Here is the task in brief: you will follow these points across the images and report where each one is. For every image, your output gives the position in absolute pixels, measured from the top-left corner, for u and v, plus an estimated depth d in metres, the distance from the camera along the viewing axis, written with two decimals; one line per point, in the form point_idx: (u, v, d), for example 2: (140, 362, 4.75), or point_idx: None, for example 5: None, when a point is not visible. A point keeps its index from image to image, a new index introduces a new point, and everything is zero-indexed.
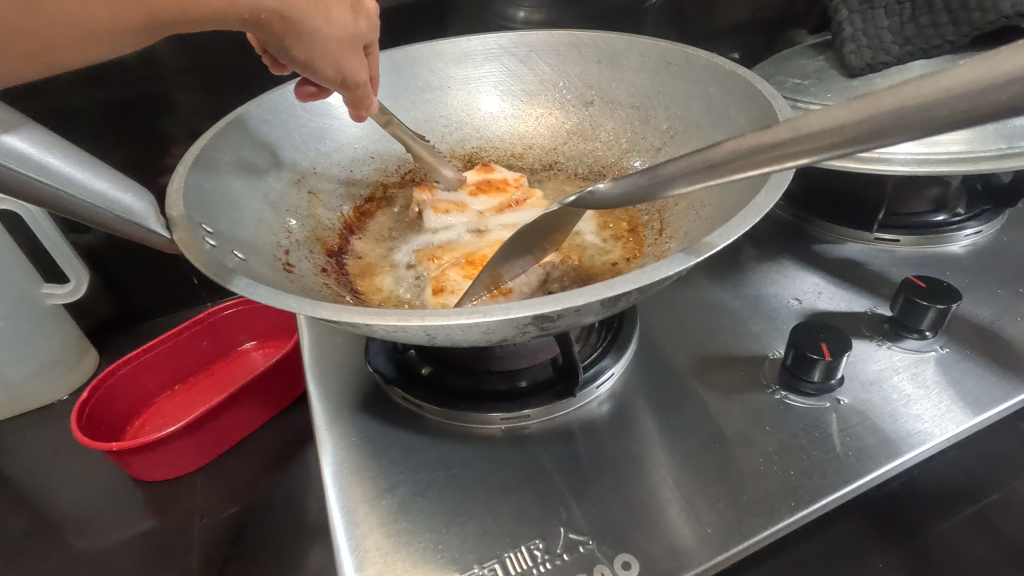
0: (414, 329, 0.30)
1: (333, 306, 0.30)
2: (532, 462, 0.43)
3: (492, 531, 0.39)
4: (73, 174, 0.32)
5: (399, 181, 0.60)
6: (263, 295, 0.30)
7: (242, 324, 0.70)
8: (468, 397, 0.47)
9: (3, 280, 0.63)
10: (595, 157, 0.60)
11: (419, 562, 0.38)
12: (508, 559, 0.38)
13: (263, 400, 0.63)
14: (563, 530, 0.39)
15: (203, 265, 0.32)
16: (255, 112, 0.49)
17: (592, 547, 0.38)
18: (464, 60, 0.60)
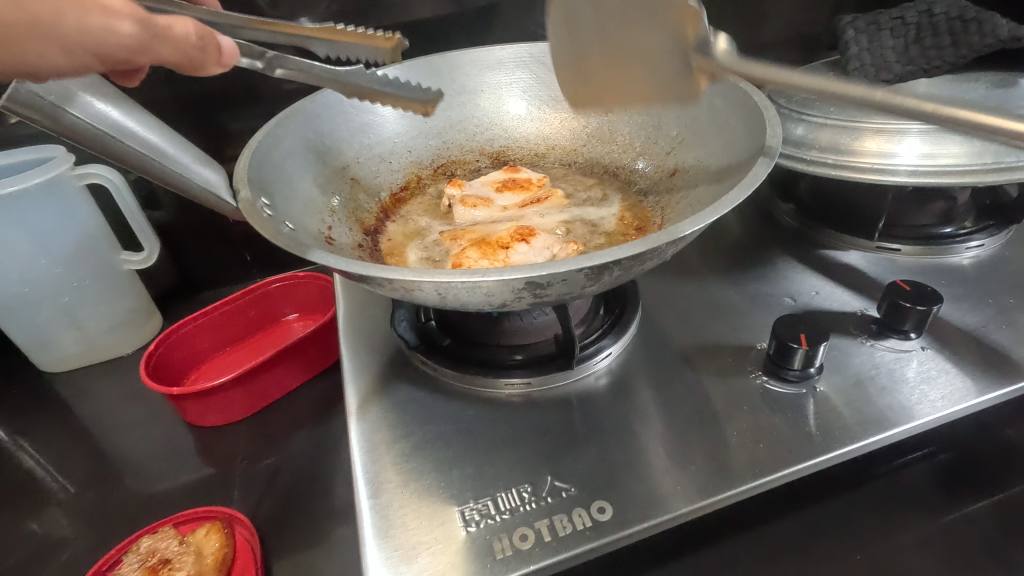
0: (427, 286, 0.36)
1: (363, 264, 0.37)
2: (529, 422, 0.49)
3: (488, 475, 0.45)
4: (165, 148, 0.40)
5: (432, 174, 0.67)
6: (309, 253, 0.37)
7: (287, 296, 0.78)
8: (480, 364, 0.53)
9: (91, 245, 0.73)
10: (611, 159, 0.65)
11: (424, 495, 0.44)
12: (500, 498, 0.43)
13: (302, 363, 0.71)
14: (550, 479, 0.44)
15: (263, 229, 0.40)
16: (310, 106, 0.56)
17: (574, 494, 0.43)
18: (497, 67, 0.66)
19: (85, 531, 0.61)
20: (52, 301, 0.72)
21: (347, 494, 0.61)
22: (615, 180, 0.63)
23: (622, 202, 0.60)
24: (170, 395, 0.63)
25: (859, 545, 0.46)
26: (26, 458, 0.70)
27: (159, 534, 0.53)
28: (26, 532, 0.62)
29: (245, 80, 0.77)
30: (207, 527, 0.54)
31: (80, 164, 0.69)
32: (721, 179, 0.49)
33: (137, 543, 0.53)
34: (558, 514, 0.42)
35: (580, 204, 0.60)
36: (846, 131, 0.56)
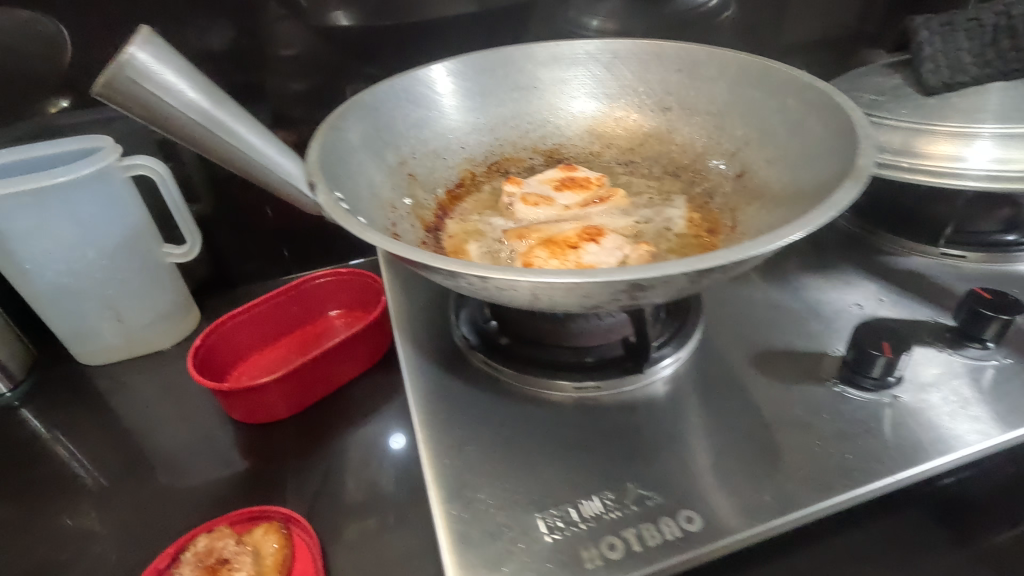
0: (525, 286, 0.35)
1: (458, 262, 0.36)
2: (602, 427, 0.48)
3: (566, 480, 0.44)
4: (249, 139, 0.42)
5: (486, 171, 0.66)
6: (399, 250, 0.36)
7: (331, 292, 0.77)
8: (546, 367, 0.52)
9: (135, 239, 0.72)
10: (671, 160, 0.64)
11: (502, 501, 0.43)
12: (582, 505, 0.42)
13: (348, 361, 0.69)
14: (632, 486, 0.43)
15: (349, 224, 0.39)
16: (370, 100, 0.55)
17: (659, 503, 0.42)
18: (553, 63, 0.65)
19: (127, 527, 0.60)
20: (95, 291, 0.71)
21: (397, 495, 0.60)
22: (676, 181, 0.62)
23: (687, 203, 0.58)
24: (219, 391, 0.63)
25: (937, 564, 0.45)
26: (67, 451, 0.69)
27: (214, 534, 0.52)
28: (66, 527, 0.61)
29: (287, 73, 0.76)
30: (265, 527, 0.53)
31: (127, 154, 0.68)
32: (801, 179, 0.48)
33: (193, 542, 0.52)
34: (645, 522, 0.41)
35: (643, 205, 0.59)
36: (919, 134, 0.55)
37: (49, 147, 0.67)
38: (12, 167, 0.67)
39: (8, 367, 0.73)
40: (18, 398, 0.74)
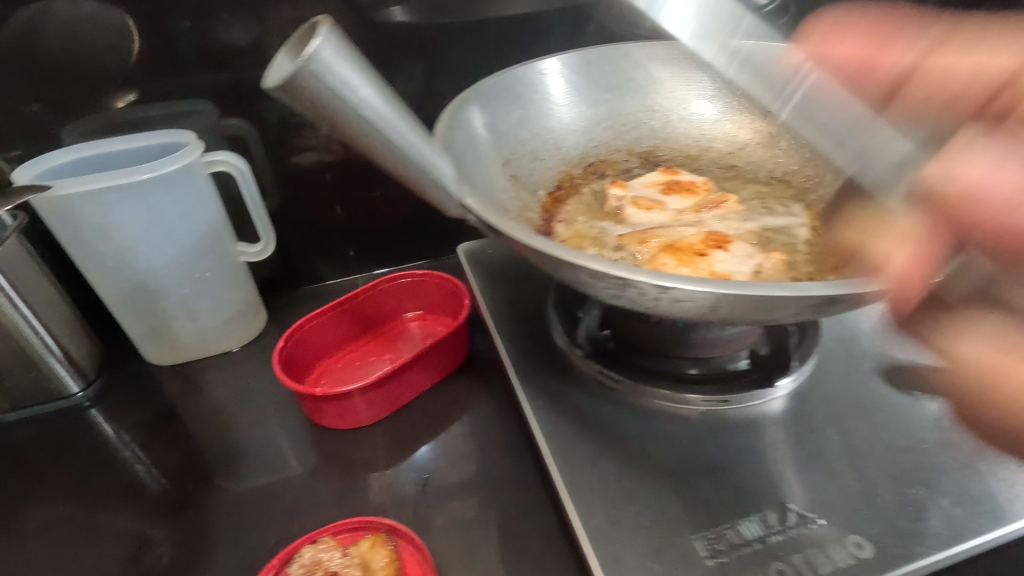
0: (711, 297, 0.33)
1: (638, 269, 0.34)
2: (739, 444, 0.47)
3: (717, 500, 0.44)
4: (425, 150, 0.37)
5: (581, 173, 0.64)
6: (571, 258, 0.35)
7: (409, 293, 0.75)
8: (668, 378, 0.51)
9: (214, 236, 0.70)
10: (777, 164, 0.61)
11: (648, 521, 0.42)
12: (741, 526, 0.42)
13: (432, 366, 0.68)
14: (789, 507, 0.43)
15: (509, 229, 0.37)
16: (473, 98, 0.54)
17: (823, 526, 0.41)
18: (652, 64, 0.64)
19: (212, 532, 0.57)
20: (172, 290, 0.70)
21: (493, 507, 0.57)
22: (786, 187, 0.60)
23: (805, 210, 0.56)
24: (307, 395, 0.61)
25: None
26: (144, 452, 0.67)
27: (318, 545, 0.51)
28: (147, 530, 0.58)
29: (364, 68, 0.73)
30: (370, 539, 0.51)
31: (210, 149, 0.67)
32: None
33: (299, 553, 0.51)
34: (810, 546, 0.40)
35: (761, 212, 0.57)
36: None
37: (126, 141, 0.66)
38: (87, 163, 0.65)
39: (81, 365, 0.71)
40: (89, 399, 0.72)
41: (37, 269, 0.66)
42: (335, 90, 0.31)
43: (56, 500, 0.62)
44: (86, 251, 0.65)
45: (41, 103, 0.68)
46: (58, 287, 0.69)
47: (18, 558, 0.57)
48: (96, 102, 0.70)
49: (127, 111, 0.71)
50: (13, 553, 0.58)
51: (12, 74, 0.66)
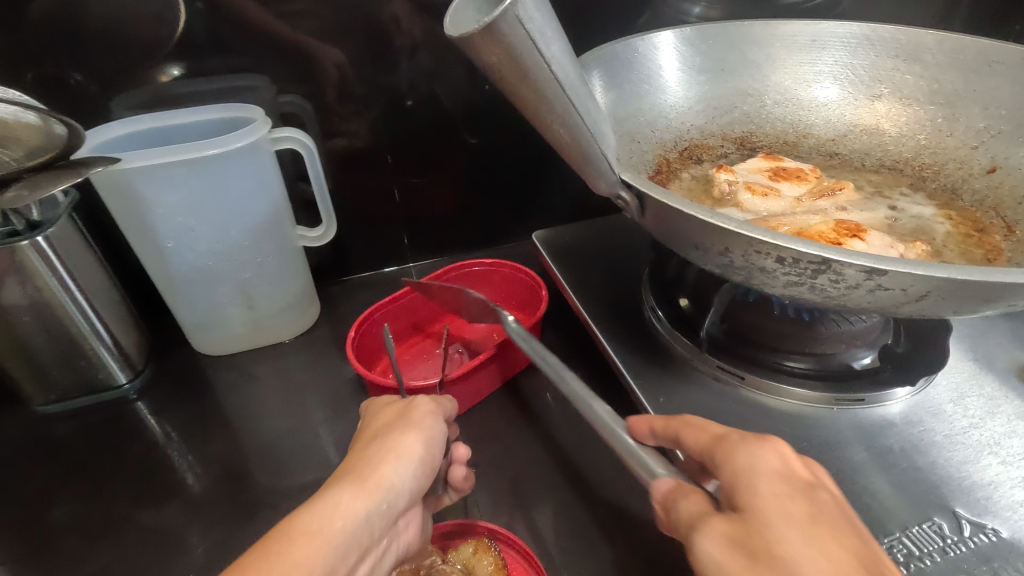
0: (936, 284, 0.30)
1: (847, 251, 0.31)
2: (887, 445, 0.44)
3: (878, 507, 0.40)
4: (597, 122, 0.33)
5: (676, 157, 0.60)
6: (766, 236, 0.32)
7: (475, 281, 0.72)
8: (794, 374, 0.48)
9: (277, 218, 0.66)
10: (885, 152, 0.59)
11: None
12: (912, 537, 0.38)
13: (510, 359, 0.63)
14: (958, 513, 0.40)
15: (684, 208, 0.34)
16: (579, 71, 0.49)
17: (1004, 537, 0.38)
18: (752, 45, 0.61)
19: None
20: (231, 274, 0.66)
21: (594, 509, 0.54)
22: (898, 175, 0.58)
23: (930, 201, 0.54)
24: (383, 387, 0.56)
25: None
26: (203, 449, 0.62)
27: (419, 550, 0.47)
28: (215, 535, 0.54)
29: (428, 42, 0.68)
30: (473, 545, 0.47)
31: (278, 126, 0.62)
32: None
33: None
34: (994, 559, 0.37)
35: (881, 201, 0.54)
36: None
37: (186, 114, 0.61)
38: (144, 135, 0.61)
39: (130, 354, 0.66)
40: (135, 390, 0.68)
41: (87, 251, 0.61)
42: (532, 39, 0.28)
43: (114, 500, 0.58)
44: (144, 231, 0.61)
45: (85, 72, 0.61)
46: (107, 270, 0.64)
47: (79, 563, 0.53)
48: (143, 73, 0.63)
49: (174, 85, 0.64)
50: (71, 560, 0.53)
51: (53, 39, 0.59)
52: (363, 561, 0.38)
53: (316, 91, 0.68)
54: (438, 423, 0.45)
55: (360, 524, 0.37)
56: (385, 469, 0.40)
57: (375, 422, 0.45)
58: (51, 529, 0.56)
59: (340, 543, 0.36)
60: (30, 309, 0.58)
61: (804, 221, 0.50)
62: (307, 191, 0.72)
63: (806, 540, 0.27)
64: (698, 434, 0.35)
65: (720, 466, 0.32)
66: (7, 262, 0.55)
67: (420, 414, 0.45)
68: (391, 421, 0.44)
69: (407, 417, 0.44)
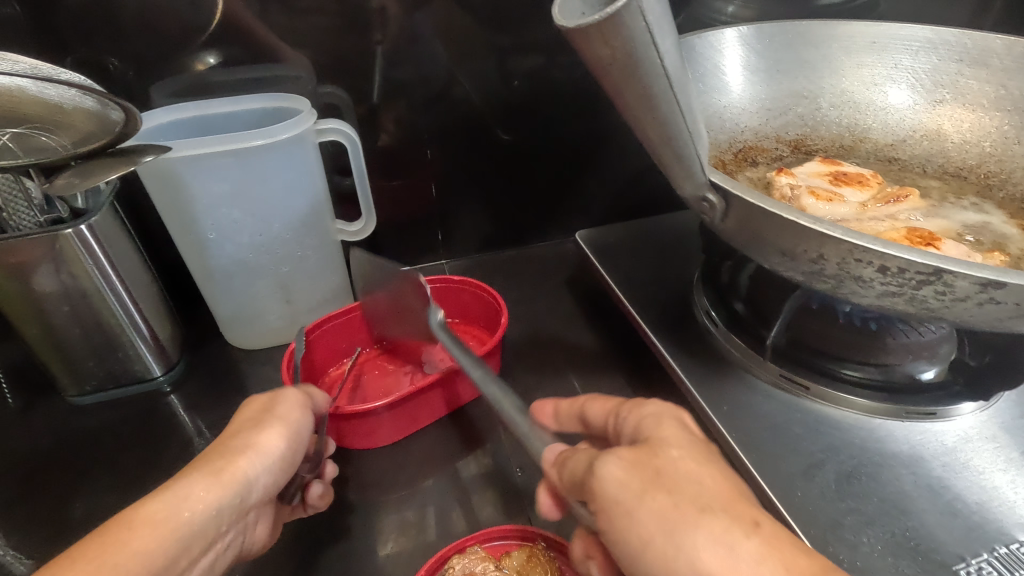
0: None
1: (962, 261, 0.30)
2: (964, 459, 0.42)
3: (961, 527, 0.39)
4: (694, 119, 0.33)
5: (732, 159, 0.58)
6: (874, 243, 0.30)
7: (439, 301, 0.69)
8: (863, 385, 0.47)
9: (319, 212, 0.65)
10: (947, 158, 0.59)
11: (893, 546, 0.38)
12: (998, 559, 0.37)
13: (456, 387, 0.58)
14: None
15: (780, 212, 0.33)
16: None
17: None
18: (813, 45, 0.59)
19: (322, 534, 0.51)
20: (273, 268, 0.65)
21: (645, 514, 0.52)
22: (961, 183, 0.58)
23: (999, 210, 0.54)
24: None
25: None
26: None
27: (471, 556, 0.45)
28: None
29: (472, 34, 0.67)
30: (526, 551, 0.46)
31: (326, 118, 0.61)
32: None
33: (449, 563, 0.45)
34: None
35: (947, 209, 0.54)
36: None
37: (229, 103, 0.60)
38: (187, 124, 0.60)
39: (165, 347, 0.65)
40: (169, 382, 0.66)
41: (125, 240, 0.60)
42: (651, 32, 0.28)
43: (148, 495, 0.56)
44: (186, 223, 0.59)
45: (124, 58, 0.60)
46: (144, 260, 0.63)
47: None
48: (181, 61, 0.61)
49: (211, 73, 0.63)
50: None
51: (93, 25, 0.58)
52: (206, 556, 0.37)
53: (355, 81, 0.66)
54: (304, 415, 0.44)
55: (209, 520, 0.36)
56: (244, 464, 0.39)
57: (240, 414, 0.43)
58: (82, 522, 0.54)
59: (183, 535, 0.34)
60: (65, 297, 0.57)
61: (873, 227, 0.49)
62: (343, 184, 0.71)
63: (704, 473, 0.30)
64: (602, 403, 0.38)
65: (624, 418, 0.36)
66: (45, 249, 0.54)
67: (286, 407, 0.44)
68: (257, 414, 0.43)
69: (273, 410, 0.43)
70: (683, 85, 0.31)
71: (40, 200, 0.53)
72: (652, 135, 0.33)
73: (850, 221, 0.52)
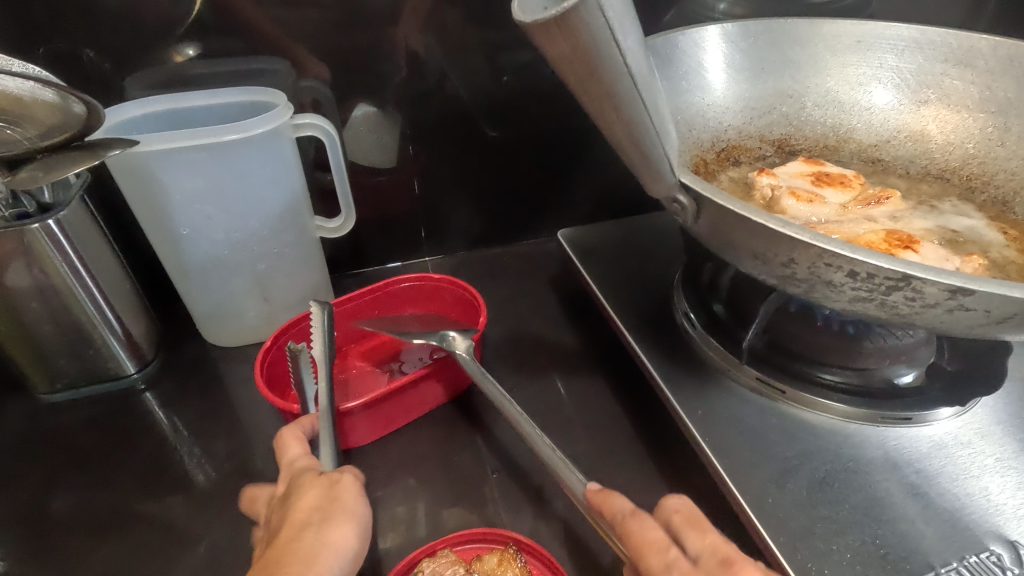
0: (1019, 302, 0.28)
1: (930, 268, 0.29)
2: (938, 465, 0.42)
3: (933, 537, 0.38)
4: (662, 118, 0.32)
5: (714, 158, 0.58)
6: (842, 248, 0.30)
7: (411, 299, 0.67)
8: (838, 389, 0.46)
9: (296, 209, 0.64)
10: (931, 159, 0.58)
11: (863, 556, 0.37)
12: (966, 569, 0.37)
13: (437, 385, 0.57)
14: (1014, 542, 0.38)
15: (749, 214, 0.32)
16: None
17: None
18: (799, 43, 0.58)
19: None
20: (248, 265, 0.64)
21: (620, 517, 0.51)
22: (944, 185, 0.57)
23: (981, 213, 0.53)
24: (289, 414, 0.52)
25: None
26: (212, 444, 0.60)
27: (440, 559, 0.45)
28: (223, 533, 0.52)
29: (456, 30, 0.66)
30: (497, 555, 0.45)
31: (302, 112, 0.60)
32: None
33: (418, 566, 0.44)
34: None
35: (929, 212, 0.53)
36: None
37: (205, 97, 0.59)
38: (161, 117, 0.58)
39: (139, 344, 0.64)
40: (144, 380, 0.66)
41: (98, 235, 0.59)
42: (612, 28, 0.27)
43: (120, 494, 0.56)
44: (158, 217, 0.58)
45: (98, 49, 0.58)
46: (117, 256, 0.62)
47: (84, 561, 0.51)
48: (158, 53, 0.60)
49: (189, 65, 0.62)
50: (75, 556, 0.51)
51: (66, 14, 0.56)
52: None
53: (336, 76, 0.65)
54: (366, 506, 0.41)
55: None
56: (320, 565, 0.36)
57: (299, 506, 0.39)
58: (53, 521, 0.54)
59: None
60: (36, 293, 0.56)
61: (852, 229, 0.49)
62: (324, 179, 0.70)
63: None
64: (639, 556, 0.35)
65: None
66: (14, 244, 0.53)
67: (351, 493, 0.41)
68: (322, 502, 0.40)
69: (336, 499, 0.40)
70: (648, 82, 0.31)
71: (5, 195, 0.52)
72: (619, 136, 0.33)
73: (829, 223, 0.51)
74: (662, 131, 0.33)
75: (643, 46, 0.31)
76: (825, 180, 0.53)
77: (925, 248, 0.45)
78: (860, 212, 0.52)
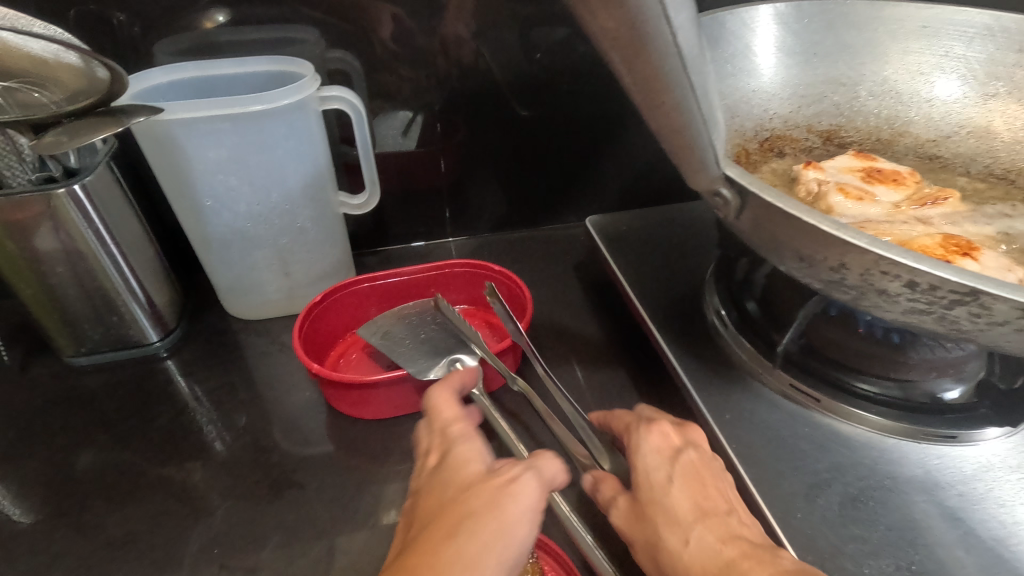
0: None
1: (1000, 283, 0.26)
2: (983, 489, 0.39)
3: (974, 565, 0.36)
4: (708, 104, 0.30)
5: (756, 147, 0.55)
6: (900, 255, 0.27)
7: (462, 284, 0.66)
8: (878, 399, 0.44)
9: (321, 184, 0.63)
10: (995, 158, 0.54)
11: None
12: None
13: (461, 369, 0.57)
14: None
15: (795, 210, 0.30)
16: None
17: None
18: (862, 24, 0.53)
19: (312, 521, 0.51)
20: (271, 238, 0.63)
21: None
22: (1008, 187, 0.54)
23: None
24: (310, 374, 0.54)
25: None
26: (230, 413, 0.60)
27: None
28: (239, 504, 0.52)
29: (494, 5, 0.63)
30: None
31: (329, 85, 0.58)
32: None
33: None
34: None
35: (989, 215, 0.50)
36: None
37: (231, 65, 0.58)
38: (187, 84, 0.57)
39: (162, 313, 0.65)
40: (166, 348, 0.66)
41: (123, 201, 0.58)
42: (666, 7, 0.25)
43: (140, 457, 0.56)
44: (182, 188, 0.58)
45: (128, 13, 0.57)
46: (142, 224, 0.62)
47: (103, 523, 0.51)
48: (188, 18, 0.59)
49: (219, 32, 0.60)
50: (95, 516, 0.52)
51: None
52: None
53: (366, 48, 0.63)
54: (529, 530, 0.34)
55: None
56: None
57: (459, 496, 0.35)
58: (77, 478, 0.55)
59: None
60: (64, 258, 0.56)
61: (904, 230, 0.46)
62: (350, 155, 0.68)
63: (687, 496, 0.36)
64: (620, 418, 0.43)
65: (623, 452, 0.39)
66: (42, 208, 0.53)
67: (519, 505, 0.34)
68: (482, 502, 0.33)
69: (488, 504, 0.33)
70: (696, 64, 0.29)
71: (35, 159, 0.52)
72: (662, 122, 0.31)
73: (879, 221, 0.48)
74: (707, 119, 0.31)
75: (696, 25, 0.28)
76: (880, 176, 0.50)
77: (986, 255, 0.42)
78: (916, 212, 0.48)
